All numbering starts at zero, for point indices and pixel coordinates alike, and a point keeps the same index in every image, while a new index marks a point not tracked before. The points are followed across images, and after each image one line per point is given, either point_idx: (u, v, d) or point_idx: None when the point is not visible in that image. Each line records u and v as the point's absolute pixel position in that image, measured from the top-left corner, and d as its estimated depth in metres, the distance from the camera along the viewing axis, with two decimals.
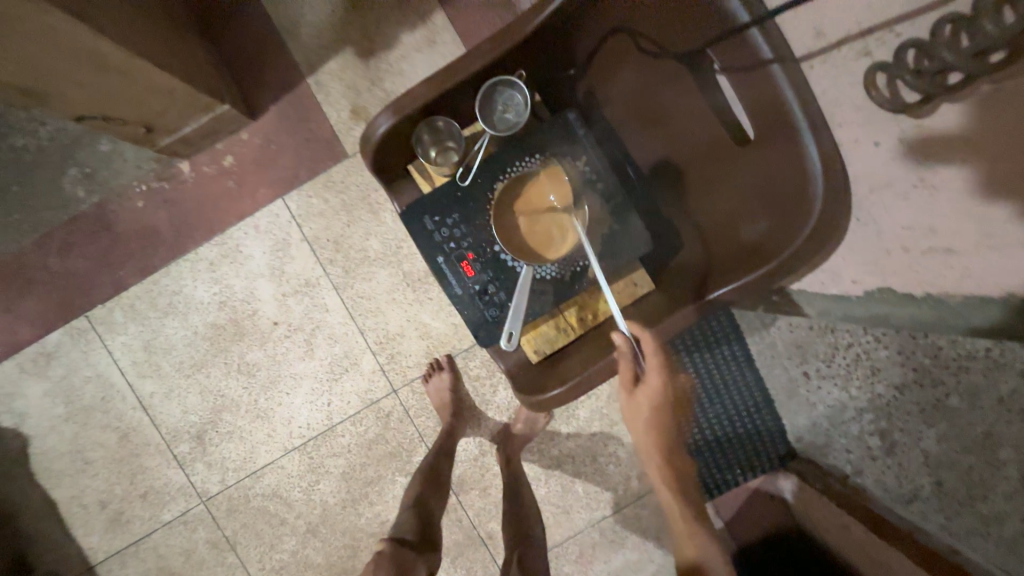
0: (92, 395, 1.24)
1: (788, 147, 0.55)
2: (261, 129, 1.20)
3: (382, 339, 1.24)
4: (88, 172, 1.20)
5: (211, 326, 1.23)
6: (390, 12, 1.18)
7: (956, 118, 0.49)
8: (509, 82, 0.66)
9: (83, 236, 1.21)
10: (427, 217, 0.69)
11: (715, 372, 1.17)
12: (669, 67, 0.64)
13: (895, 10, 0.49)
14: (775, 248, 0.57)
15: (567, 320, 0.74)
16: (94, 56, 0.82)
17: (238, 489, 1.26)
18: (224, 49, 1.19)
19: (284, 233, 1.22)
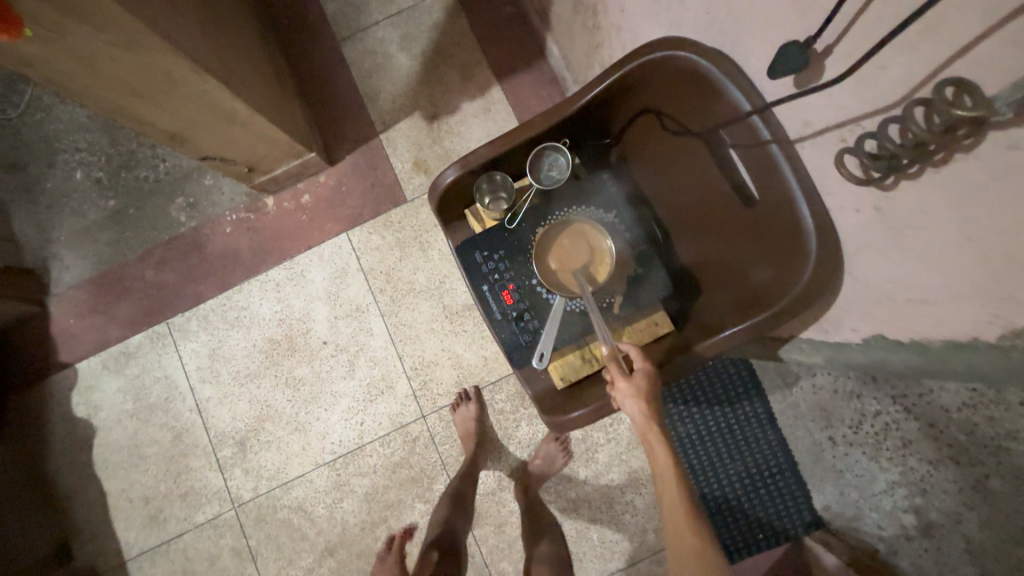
0: (157, 394, 1.38)
1: (786, 213, 0.63)
2: (337, 174, 1.41)
3: (418, 366, 1.33)
4: (192, 202, 1.43)
5: (269, 340, 1.37)
6: (454, 86, 1.41)
7: (925, 196, 0.49)
8: (554, 149, 0.81)
9: (177, 254, 1.42)
10: (477, 251, 0.81)
11: (735, 427, 1.19)
12: (686, 139, 0.74)
13: (861, 109, 0.51)
14: (777, 297, 0.65)
15: (592, 352, 0.82)
16: (226, 112, 1.04)
17: (268, 498, 1.33)
18: (316, 109, 1.43)
19: (344, 263, 1.38)
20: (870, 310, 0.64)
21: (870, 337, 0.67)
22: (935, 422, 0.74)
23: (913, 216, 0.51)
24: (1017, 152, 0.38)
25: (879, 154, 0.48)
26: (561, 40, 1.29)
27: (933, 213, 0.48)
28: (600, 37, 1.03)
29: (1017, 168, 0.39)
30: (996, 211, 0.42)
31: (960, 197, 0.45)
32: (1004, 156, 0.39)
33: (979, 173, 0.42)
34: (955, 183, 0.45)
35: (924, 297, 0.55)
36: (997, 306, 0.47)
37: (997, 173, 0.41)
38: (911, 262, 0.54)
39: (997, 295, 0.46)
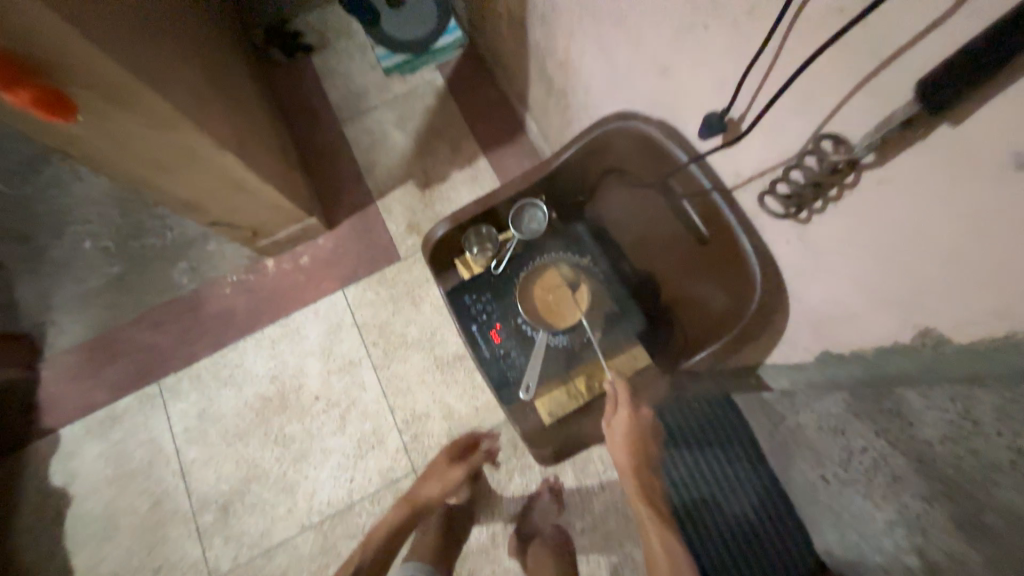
0: (141, 458, 1.34)
1: (731, 248, 0.73)
2: (335, 236, 1.52)
3: (410, 418, 1.34)
4: (194, 266, 1.51)
5: (260, 397, 1.38)
6: (444, 158, 1.57)
7: (835, 226, 0.59)
8: (534, 203, 0.90)
9: (175, 315, 1.46)
10: (466, 295, 0.89)
11: (729, 471, 1.14)
12: (643, 192, 0.86)
13: (774, 160, 0.63)
14: (735, 321, 0.74)
15: (577, 388, 0.86)
16: (240, 183, 1.16)
17: (248, 569, 1.25)
18: (317, 179, 1.57)
19: (338, 318, 1.44)
20: (816, 327, 0.73)
21: (820, 354, 0.77)
22: (926, 460, 0.58)
23: (828, 244, 0.61)
24: (884, 185, 0.51)
25: (789, 195, 0.60)
26: (537, 118, 1.48)
27: (843, 239, 0.59)
28: (569, 114, 1.20)
29: (888, 197, 0.51)
30: (881, 234, 0.54)
31: (855, 225, 0.57)
32: (875, 189, 0.52)
33: (866, 203, 0.54)
34: (849, 214, 0.56)
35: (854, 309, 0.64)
36: (908, 313, 0.57)
37: (874, 203, 0.53)
38: (836, 283, 0.64)
39: (904, 303, 0.56)
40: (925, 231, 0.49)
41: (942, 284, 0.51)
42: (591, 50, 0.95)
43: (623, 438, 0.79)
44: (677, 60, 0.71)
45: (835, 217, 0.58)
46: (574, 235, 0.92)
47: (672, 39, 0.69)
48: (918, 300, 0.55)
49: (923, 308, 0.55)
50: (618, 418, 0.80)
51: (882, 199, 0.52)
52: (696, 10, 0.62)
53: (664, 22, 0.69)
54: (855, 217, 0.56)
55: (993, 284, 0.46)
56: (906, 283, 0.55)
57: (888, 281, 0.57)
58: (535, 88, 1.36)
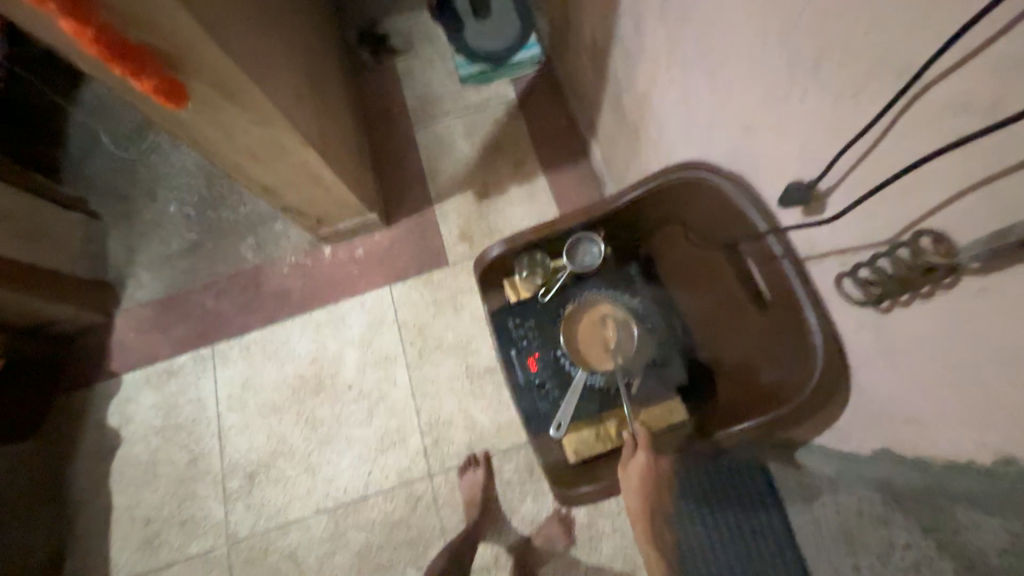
0: (186, 414, 1.45)
1: (795, 323, 0.69)
2: (390, 234, 1.57)
3: (433, 423, 1.36)
4: (260, 243, 1.61)
5: (299, 377, 1.45)
6: (505, 173, 1.60)
7: (921, 321, 0.55)
8: (591, 238, 0.91)
9: (236, 287, 1.57)
10: (510, 318, 0.90)
11: (748, 535, 1.10)
12: (707, 245, 0.83)
13: (857, 241, 0.59)
14: (786, 398, 0.71)
15: (606, 431, 0.86)
16: (314, 176, 1.23)
17: (263, 539, 1.31)
18: (383, 177, 1.64)
19: (381, 313, 1.49)
20: (877, 421, 0.68)
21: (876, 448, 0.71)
22: None
23: (906, 339, 0.58)
24: (983, 296, 0.47)
25: (868, 280, 0.57)
26: (603, 146, 1.48)
27: (923, 340, 0.56)
28: (637, 149, 1.19)
29: (984, 309, 0.47)
30: (971, 343, 0.50)
31: (942, 328, 0.52)
32: (972, 298, 0.48)
33: (956, 310, 0.50)
34: (936, 316, 0.53)
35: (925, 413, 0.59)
36: (983, 431, 0.53)
37: (967, 312, 0.49)
38: (906, 378, 0.60)
39: (983, 420, 0.52)
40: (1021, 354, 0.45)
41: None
42: (673, 93, 0.94)
43: (637, 486, 0.75)
44: (764, 127, 0.69)
45: (917, 315, 0.55)
46: (627, 277, 0.91)
47: (762, 105, 0.68)
48: (997, 423, 0.50)
49: (1001, 431, 0.50)
50: (635, 463, 0.76)
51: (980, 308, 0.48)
52: (794, 81, 0.61)
53: (756, 85, 0.68)
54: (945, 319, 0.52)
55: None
56: (986, 400, 0.50)
57: (969, 393, 0.52)
58: (606, 117, 1.36)
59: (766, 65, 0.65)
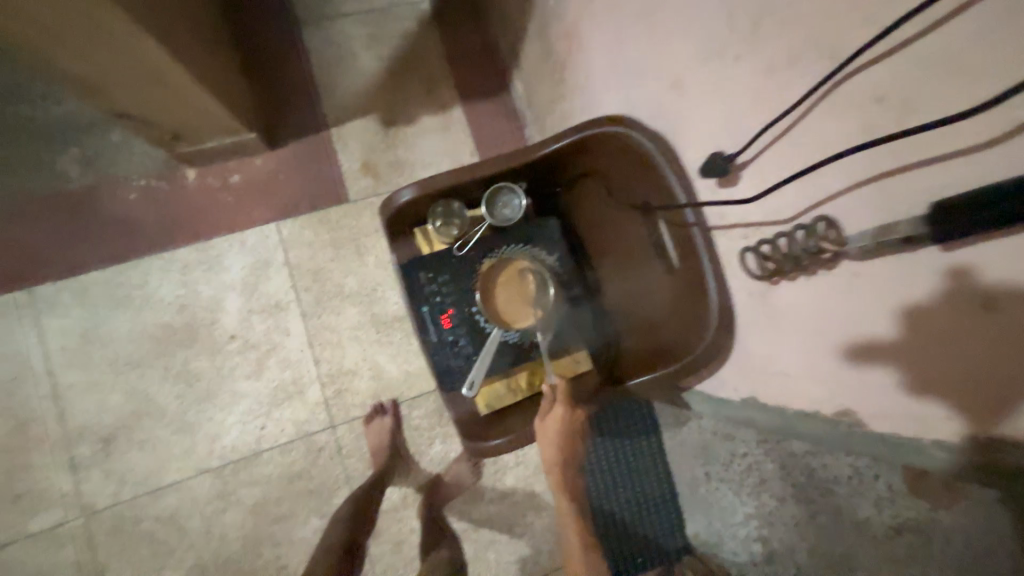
0: (2, 374, 1.15)
1: (697, 284, 0.75)
2: (274, 159, 1.33)
3: (335, 373, 1.27)
4: (87, 156, 1.25)
5: (163, 326, 1.22)
6: (416, 97, 1.41)
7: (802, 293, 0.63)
8: (513, 190, 0.88)
9: (59, 212, 1.22)
10: (422, 272, 0.84)
11: (633, 458, 1.23)
12: (625, 208, 0.85)
13: (761, 218, 0.65)
14: (682, 352, 0.77)
15: (518, 383, 0.87)
16: (162, 74, 0.95)
17: (132, 505, 1.16)
18: (261, 85, 1.34)
19: (268, 254, 1.29)
20: (748, 376, 0.82)
21: (745, 397, 0.86)
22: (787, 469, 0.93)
23: (785, 309, 0.67)
24: (857, 276, 0.55)
25: (763, 255, 0.64)
26: (525, 80, 1.37)
27: (797, 309, 0.65)
28: (560, 89, 1.12)
29: (856, 285, 0.56)
30: (840, 317, 0.60)
31: (820, 301, 0.61)
32: (849, 277, 0.56)
33: (834, 288, 0.59)
34: (816, 288, 0.61)
35: (787, 371, 0.72)
36: (836, 391, 0.65)
37: (840, 287, 0.58)
38: (782, 343, 0.70)
39: (835, 383, 0.65)
40: (882, 330, 0.55)
41: (875, 377, 0.58)
42: (603, 30, 0.87)
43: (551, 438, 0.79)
44: (694, 82, 0.69)
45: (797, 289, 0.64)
46: (545, 231, 0.87)
47: (694, 60, 0.67)
48: (850, 379, 0.62)
49: (848, 390, 0.63)
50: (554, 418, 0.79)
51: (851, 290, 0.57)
52: (733, 45, 0.60)
53: (692, 40, 0.66)
54: (820, 294, 0.61)
55: (918, 395, 0.54)
56: (841, 362, 0.62)
57: (830, 359, 0.63)
58: (531, 48, 1.24)
59: (706, 18, 0.63)
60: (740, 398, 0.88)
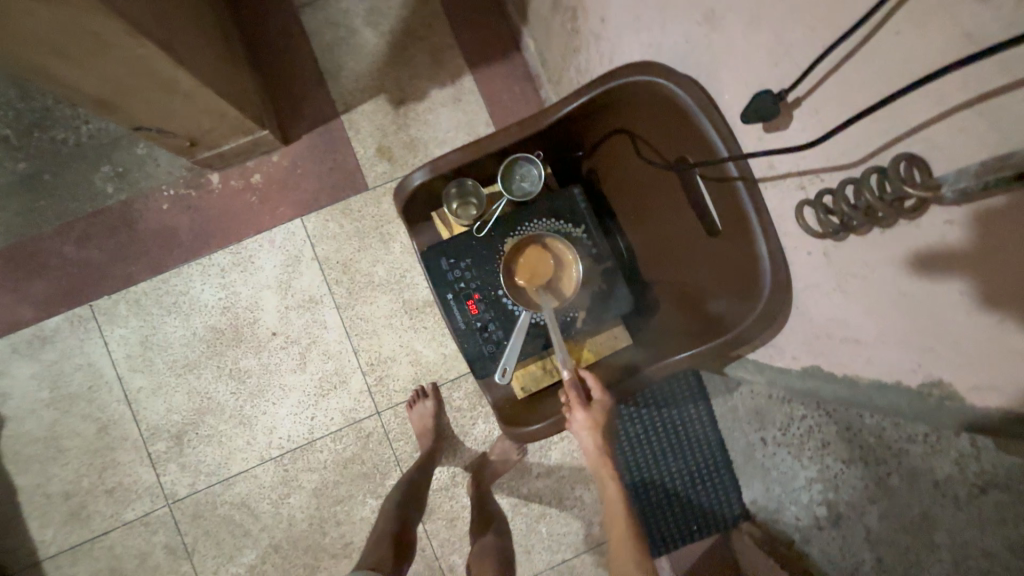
0: (79, 383, 1.26)
1: (746, 244, 0.67)
2: (291, 153, 1.32)
3: (374, 362, 1.29)
4: (120, 171, 1.29)
5: (211, 329, 1.28)
6: (424, 70, 1.34)
7: (877, 246, 0.56)
8: (529, 160, 0.81)
9: (103, 229, 1.28)
10: (443, 258, 0.80)
11: (679, 428, 1.17)
12: (656, 167, 0.76)
13: (820, 163, 0.56)
14: (733, 322, 0.70)
15: (553, 363, 0.84)
16: (171, 82, 0.94)
17: (207, 494, 1.26)
18: (268, 79, 1.32)
19: (297, 250, 1.30)
20: (812, 342, 0.76)
21: (806, 366, 0.82)
22: (851, 429, 0.83)
23: (854, 266, 0.60)
24: (950, 226, 0.47)
25: (832, 210, 0.54)
26: (537, 36, 1.26)
27: (869, 266, 0.58)
28: (575, 41, 1.02)
29: (947, 236, 0.48)
30: (925, 274, 0.51)
31: (899, 256, 0.54)
32: (938, 227, 0.48)
33: (918, 239, 0.51)
34: (897, 242, 0.53)
35: (858, 336, 0.65)
36: (919, 357, 0.58)
37: (927, 238, 0.50)
38: (851, 305, 0.63)
39: (918, 349, 0.57)
40: (976, 286, 0.47)
41: (968, 339, 0.50)
42: None
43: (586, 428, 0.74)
44: (731, 11, 0.59)
45: (871, 242, 0.56)
46: (569, 200, 0.81)
47: None
48: (937, 343, 0.54)
49: (934, 355, 0.55)
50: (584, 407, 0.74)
51: (941, 240, 0.48)
52: None
53: None
54: (902, 249, 0.53)
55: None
56: (926, 324, 0.54)
57: (911, 322, 0.56)
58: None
59: None
60: (803, 368, 0.83)
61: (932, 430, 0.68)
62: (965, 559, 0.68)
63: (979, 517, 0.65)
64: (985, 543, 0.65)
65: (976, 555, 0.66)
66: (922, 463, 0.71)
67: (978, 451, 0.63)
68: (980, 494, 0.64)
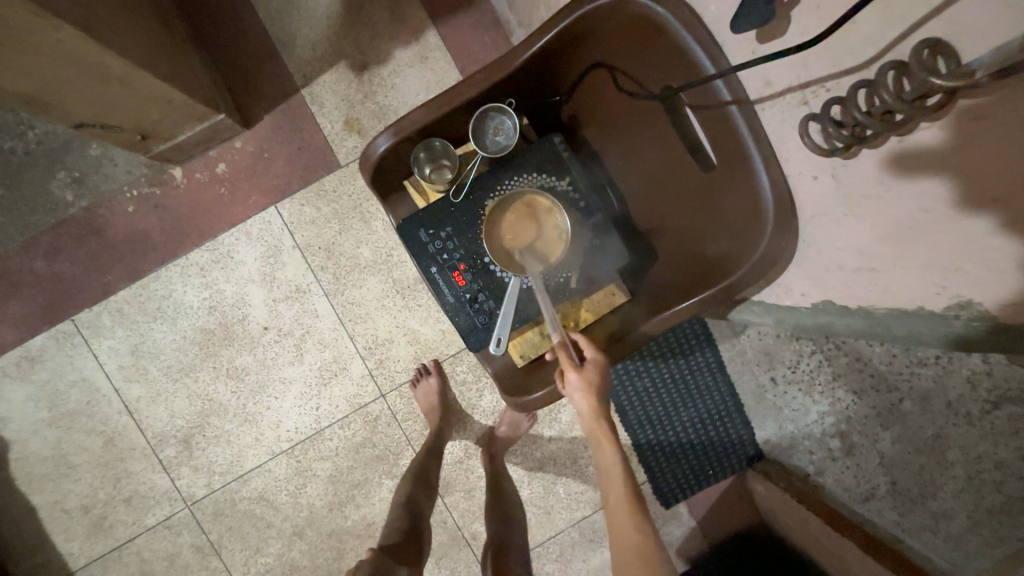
0: (77, 399, 1.24)
1: (745, 175, 0.63)
2: (254, 137, 1.23)
3: (372, 345, 1.26)
4: (77, 177, 1.22)
5: (200, 330, 1.24)
6: (384, 30, 1.23)
7: (893, 158, 0.51)
8: (501, 110, 0.74)
9: (71, 240, 1.23)
10: (422, 230, 0.75)
11: (687, 377, 1.13)
12: (643, 103, 0.71)
13: (823, 71, 0.52)
14: (735, 263, 0.66)
15: (551, 328, 0.80)
16: (102, 69, 0.86)
17: (224, 492, 1.26)
18: (217, 58, 1.22)
19: (276, 239, 1.24)
20: (822, 276, 0.72)
21: (817, 302, 0.79)
22: (862, 359, 0.83)
23: (868, 186, 0.56)
24: (979, 122, 0.41)
25: (844, 122, 0.49)
26: None
27: (886, 185, 0.54)
28: None
29: (979, 134, 0.42)
30: (951, 184, 0.47)
31: (923, 167, 0.49)
32: (966, 127, 0.42)
33: (942, 145, 0.45)
34: (921, 150, 0.48)
35: (872, 266, 0.62)
36: (942, 277, 0.54)
37: (957, 143, 0.44)
38: (864, 231, 0.60)
39: (942, 271, 0.54)
40: (1007, 188, 0.42)
41: (994, 250, 0.47)
42: None
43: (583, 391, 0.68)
44: None
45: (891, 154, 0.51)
46: (550, 151, 0.75)
47: None
48: (965, 256, 0.50)
49: (963, 275, 0.52)
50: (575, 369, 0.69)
51: (971, 142, 0.43)
52: None
53: None
54: (926, 154, 0.48)
55: None
56: (953, 238, 0.50)
57: (932, 239, 0.52)
58: None
59: None
60: (813, 304, 0.81)
61: (943, 351, 0.68)
62: (978, 474, 0.69)
63: (991, 430, 0.66)
64: (998, 456, 0.66)
65: (990, 468, 0.68)
66: (935, 384, 0.72)
67: (989, 366, 0.62)
68: (993, 409, 0.64)
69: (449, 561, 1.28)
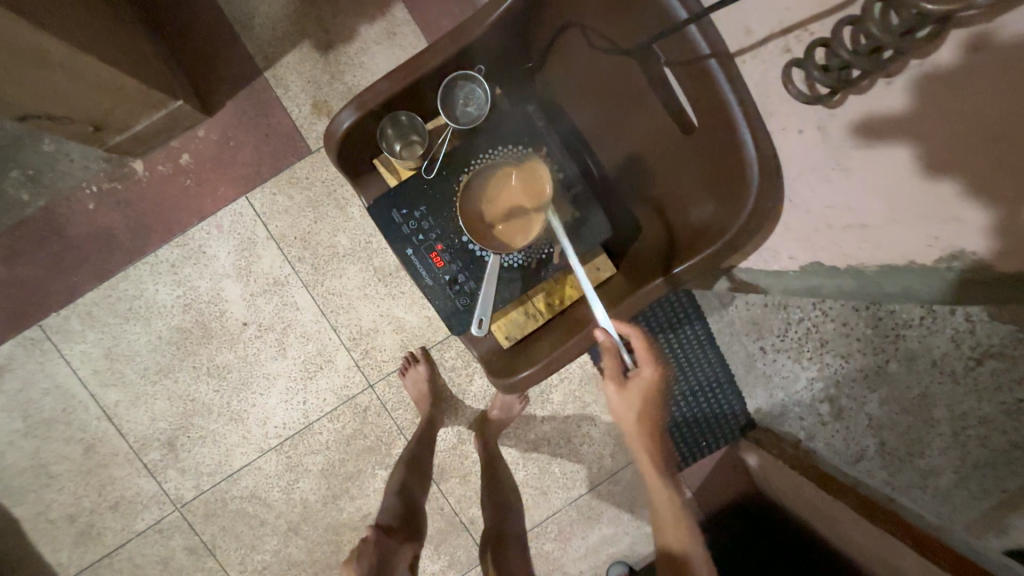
0: (52, 408, 1.19)
1: (727, 134, 0.60)
2: (218, 125, 1.17)
3: (356, 335, 1.23)
4: (31, 175, 1.15)
5: (177, 329, 1.20)
6: (348, 4, 1.16)
7: (890, 99, 0.49)
8: (470, 77, 0.72)
9: (30, 241, 1.16)
10: (395, 210, 0.71)
11: (678, 350, 1.13)
12: (620, 61, 0.68)
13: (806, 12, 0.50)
14: (721, 228, 0.63)
15: (536, 306, 0.78)
16: (37, 52, 0.80)
17: (214, 493, 1.24)
18: (172, 40, 1.15)
19: (249, 231, 1.19)
20: (810, 237, 0.71)
21: (807, 264, 0.79)
22: (848, 325, 0.83)
23: (858, 137, 0.54)
24: (982, 54, 0.40)
25: (830, 65, 0.47)
26: None
27: (876, 132, 0.52)
28: None
29: (983, 67, 0.40)
30: (947, 124, 0.45)
31: (924, 106, 0.46)
32: (970, 60, 0.41)
33: (941, 79, 0.44)
34: (913, 90, 0.47)
35: (863, 222, 0.60)
36: (938, 229, 0.53)
37: (958, 79, 0.42)
38: (854, 185, 0.58)
39: (937, 223, 0.52)
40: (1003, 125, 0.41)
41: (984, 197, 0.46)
42: None
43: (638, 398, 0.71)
44: None
45: (890, 98, 0.49)
46: (525, 119, 0.72)
47: None
48: (960, 197, 0.48)
49: (961, 225, 0.51)
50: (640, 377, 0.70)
51: (975, 76, 0.41)
52: None
53: None
54: (917, 93, 0.46)
55: None
56: (953, 179, 0.48)
57: (924, 190, 0.51)
58: None
59: None
60: (800, 265, 0.80)
61: (930, 309, 0.67)
62: None
63: None
64: None
65: None
66: (920, 345, 0.71)
67: (972, 325, 0.62)
68: (977, 365, 0.63)
69: (448, 546, 1.28)
